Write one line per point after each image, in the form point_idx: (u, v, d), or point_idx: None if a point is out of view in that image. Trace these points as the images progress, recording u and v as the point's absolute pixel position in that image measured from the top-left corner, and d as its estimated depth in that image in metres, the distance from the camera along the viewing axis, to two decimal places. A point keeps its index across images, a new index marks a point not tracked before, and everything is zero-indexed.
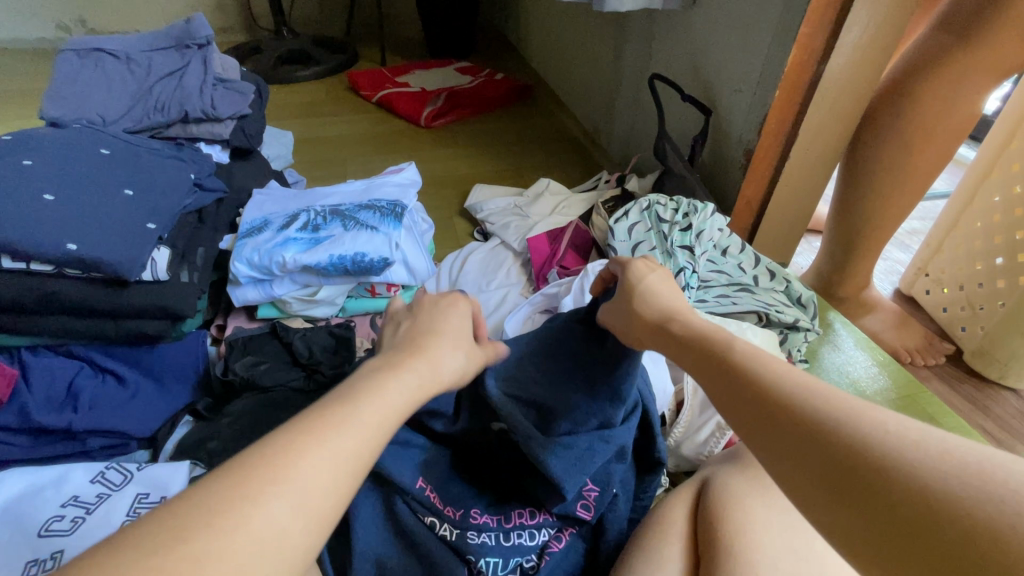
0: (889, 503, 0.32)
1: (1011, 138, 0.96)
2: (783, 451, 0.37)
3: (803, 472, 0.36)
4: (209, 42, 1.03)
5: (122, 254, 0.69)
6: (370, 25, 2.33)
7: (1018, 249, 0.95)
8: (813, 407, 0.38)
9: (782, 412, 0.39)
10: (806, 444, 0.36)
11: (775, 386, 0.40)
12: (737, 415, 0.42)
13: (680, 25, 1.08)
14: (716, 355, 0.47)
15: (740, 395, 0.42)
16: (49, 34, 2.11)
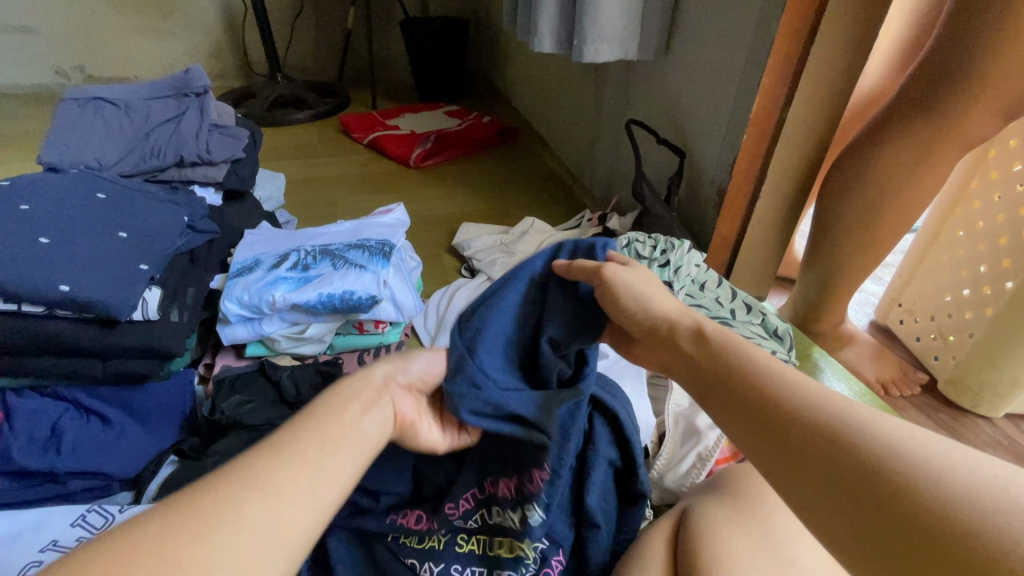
0: (914, 527, 0.36)
1: (970, 179, 1.02)
2: (791, 465, 0.42)
3: (833, 500, 0.39)
4: (206, 90, 1.07)
5: (115, 294, 0.71)
6: (362, 70, 2.43)
7: (982, 282, 1.01)
8: (838, 434, 0.41)
9: (810, 443, 0.41)
10: (836, 474, 0.40)
11: (798, 415, 0.43)
12: (744, 428, 0.46)
13: (654, 74, 1.15)
14: (731, 378, 0.49)
15: (762, 425, 0.45)
16: (48, 80, 2.18)
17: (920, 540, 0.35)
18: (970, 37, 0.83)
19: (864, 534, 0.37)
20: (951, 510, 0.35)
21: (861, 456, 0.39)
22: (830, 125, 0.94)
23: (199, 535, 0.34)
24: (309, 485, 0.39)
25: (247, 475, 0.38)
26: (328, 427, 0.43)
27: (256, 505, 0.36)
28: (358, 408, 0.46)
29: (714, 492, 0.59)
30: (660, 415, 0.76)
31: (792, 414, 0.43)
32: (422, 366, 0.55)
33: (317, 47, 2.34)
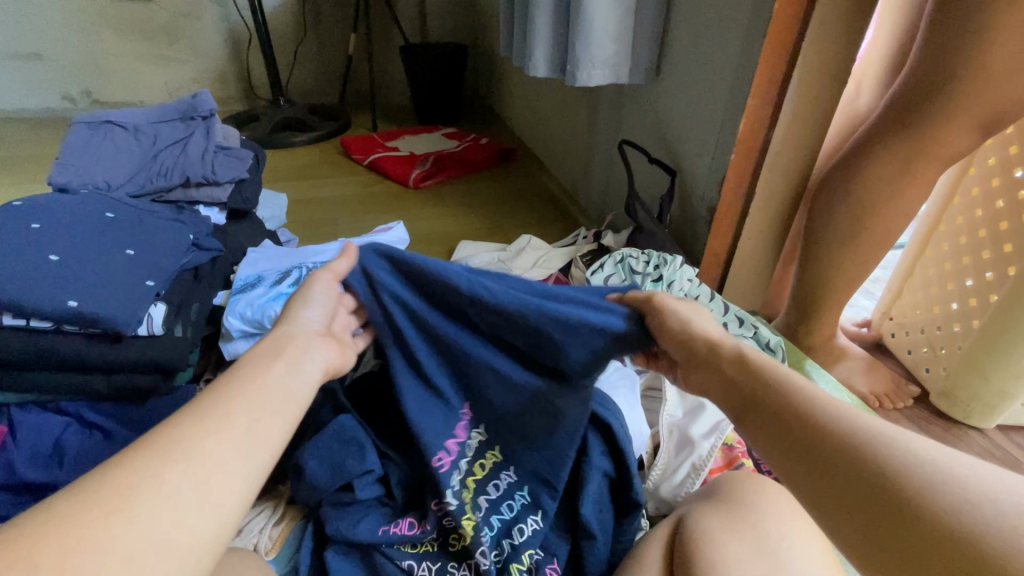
0: (946, 555, 0.38)
1: (951, 194, 1.06)
2: (824, 488, 0.43)
3: (866, 527, 0.41)
4: (212, 114, 1.11)
5: (121, 310, 0.73)
6: (363, 94, 2.49)
7: (969, 294, 1.02)
8: (875, 463, 0.42)
9: (845, 469, 0.43)
10: (871, 503, 0.41)
11: (834, 439, 0.44)
12: (777, 449, 0.47)
13: (645, 97, 1.19)
14: (766, 398, 0.49)
15: (796, 447, 0.46)
16: (55, 105, 2.23)
17: (946, 564, 0.38)
18: (944, 60, 0.87)
19: (891, 557, 0.40)
20: (980, 539, 0.37)
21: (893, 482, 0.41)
22: (815, 144, 0.98)
23: (116, 506, 0.37)
24: (228, 445, 0.42)
25: (166, 445, 0.41)
26: (236, 389, 0.46)
27: (175, 470, 0.39)
28: (262, 366, 0.49)
29: (709, 499, 0.60)
30: (655, 427, 0.78)
31: (828, 438, 0.44)
32: (317, 306, 0.58)
33: (319, 72, 2.41)
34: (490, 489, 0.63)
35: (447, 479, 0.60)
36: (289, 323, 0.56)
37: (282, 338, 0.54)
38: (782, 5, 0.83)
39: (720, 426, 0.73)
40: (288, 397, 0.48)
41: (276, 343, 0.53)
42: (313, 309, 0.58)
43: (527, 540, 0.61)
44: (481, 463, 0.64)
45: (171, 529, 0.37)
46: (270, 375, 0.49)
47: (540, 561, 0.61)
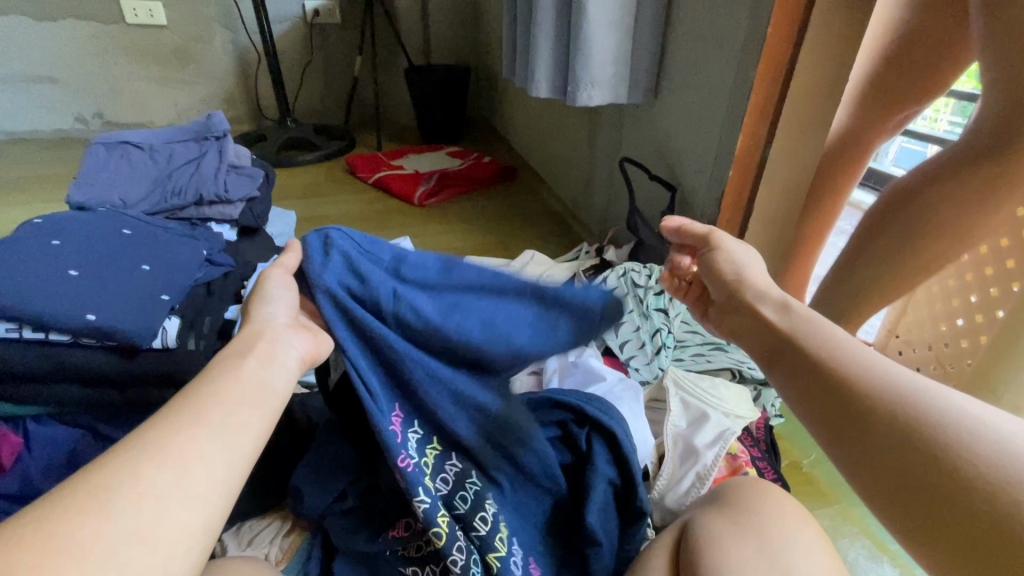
0: (977, 509, 0.39)
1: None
2: (851, 432, 0.46)
3: (898, 476, 0.43)
4: (225, 134, 1.14)
5: (137, 323, 0.74)
6: (368, 115, 2.55)
7: (974, 310, 0.98)
8: (910, 414, 0.44)
9: (879, 420, 0.45)
10: (904, 452, 0.43)
11: (869, 388, 0.46)
12: (807, 395, 0.49)
13: (644, 116, 1.22)
14: (801, 351, 0.51)
15: (831, 396, 0.48)
16: (67, 126, 2.29)
17: (956, 511, 0.40)
18: None
19: (906, 500, 0.42)
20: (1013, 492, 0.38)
21: (916, 431, 0.43)
22: None
23: (87, 507, 0.35)
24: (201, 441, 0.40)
25: (143, 442, 0.39)
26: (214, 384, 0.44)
27: (152, 468, 0.38)
28: (239, 360, 0.47)
29: (714, 505, 0.61)
30: (660, 436, 0.79)
31: (858, 386, 0.47)
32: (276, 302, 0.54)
33: (325, 93, 2.47)
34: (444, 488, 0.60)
35: (416, 481, 0.58)
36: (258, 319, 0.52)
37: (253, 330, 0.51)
38: (775, 28, 0.86)
39: (721, 435, 0.74)
40: (265, 394, 0.46)
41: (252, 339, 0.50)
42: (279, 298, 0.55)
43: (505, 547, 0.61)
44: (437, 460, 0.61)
45: (148, 526, 0.35)
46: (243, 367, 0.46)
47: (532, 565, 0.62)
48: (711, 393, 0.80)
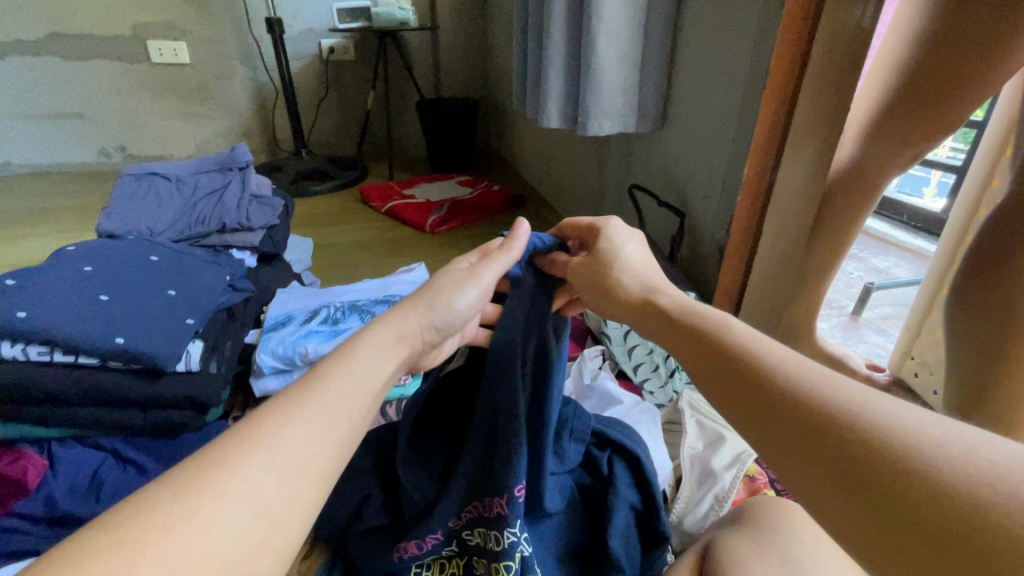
0: (909, 509, 0.31)
1: (965, 234, 1.01)
2: (789, 450, 0.37)
3: (813, 477, 0.35)
4: (248, 166, 1.19)
5: (163, 346, 0.77)
6: (380, 146, 2.62)
7: None
8: (822, 402, 0.36)
9: (788, 409, 0.37)
10: (815, 446, 0.35)
11: (777, 379, 0.39)
12: (740, 414, 0.40)
13: (652, 144, 1.26)
14: (709, 344, 0.45)
15: (739, 389, 0.41)
16: (92, 159, 2.38)
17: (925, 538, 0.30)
18: None
19: (871, 530, 0.32)
20: (953, 493, 0.30)
21: (860, 442, 0.34)
22: None
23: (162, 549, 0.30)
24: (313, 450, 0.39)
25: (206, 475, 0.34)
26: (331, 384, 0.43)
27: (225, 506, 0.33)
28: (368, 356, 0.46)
29: (736, 527, 0.61)
30: (676, 459, 0.78)
31: (787, 394, 0.38)
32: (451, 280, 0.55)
33: (340, 126, 2.55)
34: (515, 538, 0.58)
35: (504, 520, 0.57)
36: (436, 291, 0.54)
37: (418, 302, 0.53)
38: (778, 62, 0.90)
39: (739, 458, 0.74)
40: (364, 395, 0.43)
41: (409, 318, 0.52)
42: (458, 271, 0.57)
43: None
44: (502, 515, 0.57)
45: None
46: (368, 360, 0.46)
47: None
48: None
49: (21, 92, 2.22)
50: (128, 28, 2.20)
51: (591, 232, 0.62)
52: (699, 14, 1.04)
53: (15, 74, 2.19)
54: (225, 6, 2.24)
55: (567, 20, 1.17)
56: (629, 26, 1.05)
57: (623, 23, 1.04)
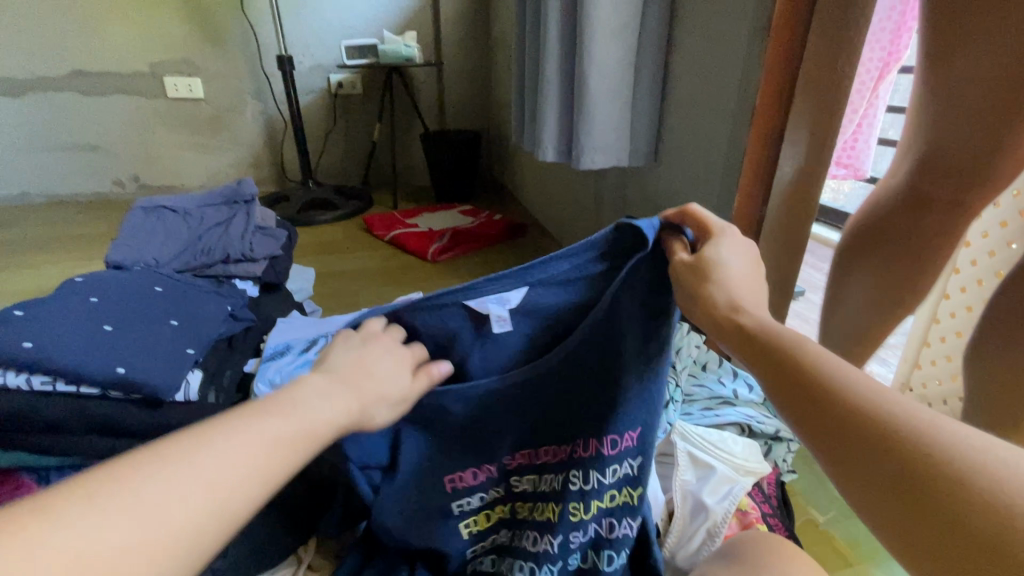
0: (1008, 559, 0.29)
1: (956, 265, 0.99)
2: (819, 425, 0.37)
3: (893, 508, 0.33)
4: (253, 198, 1.22)
5: (163, 376, 0.78)
6: (385, 176, 2.69)
7: None
8: (912, 433, 0.34)
9: (873, 435, 0.35)
10: (902, 479, 0.33)
11: (859, 400, 0.37)
12: (779, 390, 0.40)
13: (647, 177, 1.29)
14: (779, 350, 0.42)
15: (816, 405, 0.38)
16: (105, 189, 2.45)
17: (945, 525, 0.31)
18: None
19: (896, 512, 0.33)
20: None
21: (893, 432, 0.35)
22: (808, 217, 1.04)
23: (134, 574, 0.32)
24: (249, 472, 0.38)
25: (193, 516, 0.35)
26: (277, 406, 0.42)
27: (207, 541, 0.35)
28: (310, 394, 0.45)
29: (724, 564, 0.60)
30: (669, 492, 0.78)
31: (824, 377, 0.39)
32: (391, 365, 0.54)
33: (346, 157, 2.62)
34: (594, 498, 0.62)
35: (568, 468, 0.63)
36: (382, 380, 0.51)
37: (369, 380, 0.50)
38: (764, 100, 0.93)
39: (730, 490, 0.74)
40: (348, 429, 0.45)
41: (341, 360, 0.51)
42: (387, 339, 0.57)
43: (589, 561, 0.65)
44: (587, 462, 0.62)
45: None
46: (309, 401, 0.44)
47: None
48: (720, 446, 0.79)
49: (41, 126, 2.31)
50: (145, 65, 2.30)
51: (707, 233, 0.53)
52: (688, 54, 1.08)
53: (37, 109, 2.28)
54: (238, 45, 2.34)
55: (562, 59, 1.22)
56: (621, 64, 1.09)
57: (615, 62, 1.08)
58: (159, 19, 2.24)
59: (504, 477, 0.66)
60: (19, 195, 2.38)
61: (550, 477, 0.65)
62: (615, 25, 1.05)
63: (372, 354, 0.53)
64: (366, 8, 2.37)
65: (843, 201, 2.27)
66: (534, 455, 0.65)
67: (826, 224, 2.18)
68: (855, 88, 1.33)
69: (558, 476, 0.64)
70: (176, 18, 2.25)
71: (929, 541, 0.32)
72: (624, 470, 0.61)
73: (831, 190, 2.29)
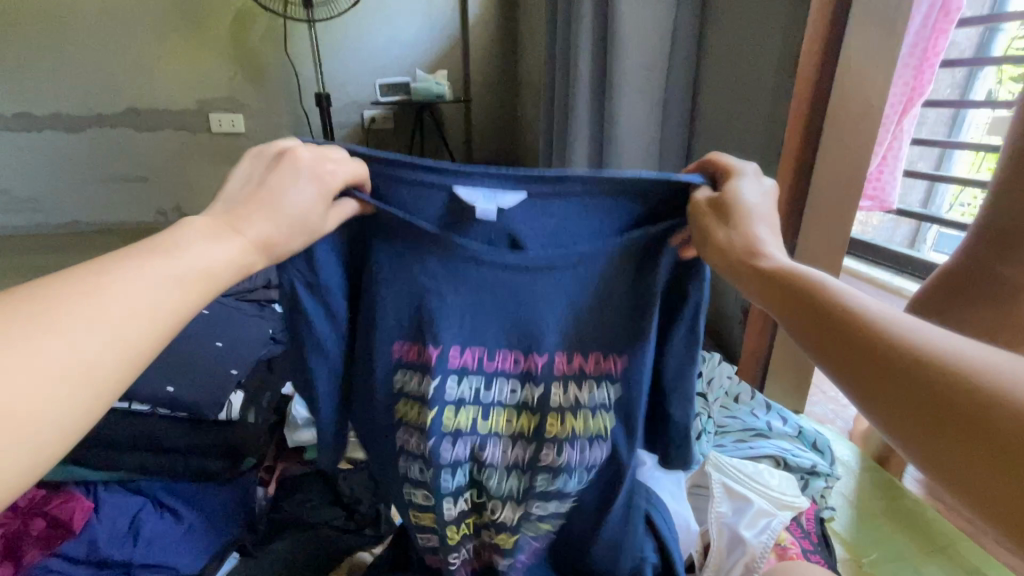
0: None
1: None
2: (828, 355, 0.37)
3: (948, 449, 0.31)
4: None
5: (207, 394, 0.82)
6: None
7: None
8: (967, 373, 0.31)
9: (920, 375, 0.32)
10: (957, 418, 0.31)
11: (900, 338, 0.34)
12: (814, 339, 0.38)
13: None
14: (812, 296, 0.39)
15: (857, 347, 0.35)
16: (151, 218, 2.59)
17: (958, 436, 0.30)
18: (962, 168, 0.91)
19: (910, 429, 0.32)
20: None
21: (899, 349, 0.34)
22: None
23: None
24: (109, 329, 0.35)
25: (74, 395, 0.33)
26: (150, 245, 0.39)
27: None
28: (189, 233, 0.41)
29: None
30: (704, 523, 0.77)
31: (841, 310, 0.37)
32: (306, 194, 0.45)
33: None
34: (544, 474, 0.56)
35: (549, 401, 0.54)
36: (292, 215, 0.44)
37: (265, 214, 0.43)
38: (793, 134, 0.93)
39: (768, 524, 0.72)
40: None
41: (242, 187, 0.45)
42: (320, 155, 0.47)
43: (517, 538, 0.60)
44: (556, 411, 0.54)
45: None
46: (191, 242, 0.40)
47: (551, 553, 0.62)
48: (759, 480, 0.77)
49: (95, 158, 2.46)
50: (194, 103, 2.45)
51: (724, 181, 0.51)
52: (713, 88, 1.11)
53: (92, 143, 2.44)
54: (279, 83, 2.48)
55: (590, 94, 1.26)
56: (648, 99, 1.12)
57: (642, 97, 1.11)
58: (209, 61, 2.40)
59: (445, 436, 0.54)
60: (70, 223, 2.51)
61: (500, 444, 0.56)
62: (643, 62, 1.09)
63: (286, 176, 0.45)
64: (400, 49, 2.50)
65: (872, 233, 2.25)
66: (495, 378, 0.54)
67: (855, 257, 2.16)
68: (882, 122, 1.35)
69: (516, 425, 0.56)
70: (224, 59, 2.41)
71: (983, 481, 0.29)
72: (589, 454, 0.56)
73: (858, 223, 2.28)
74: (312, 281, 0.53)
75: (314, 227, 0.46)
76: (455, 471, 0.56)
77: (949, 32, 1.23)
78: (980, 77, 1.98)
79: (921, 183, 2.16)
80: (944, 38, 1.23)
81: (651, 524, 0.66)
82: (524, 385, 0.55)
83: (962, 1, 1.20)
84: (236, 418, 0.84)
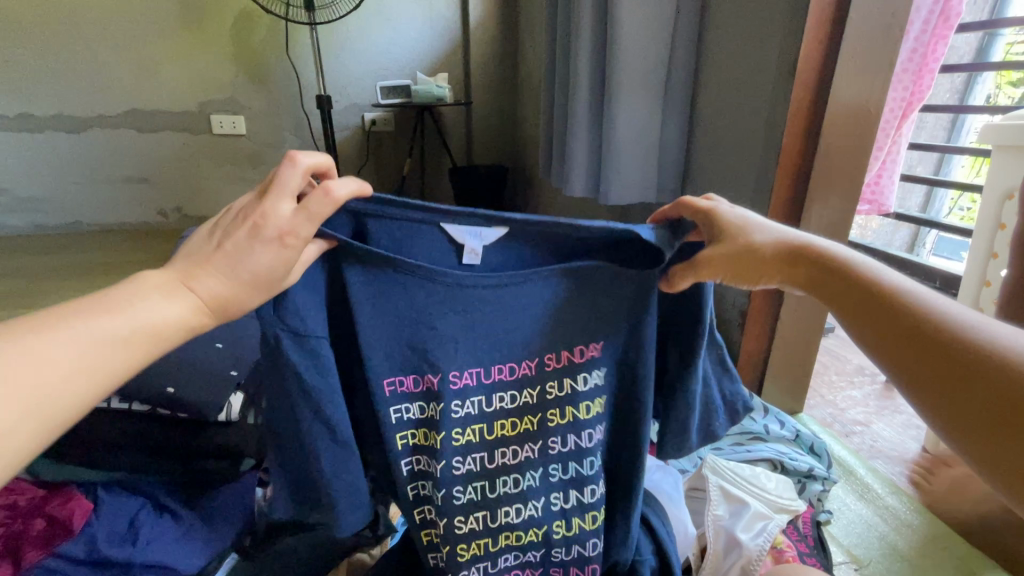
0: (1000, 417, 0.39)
1: (979, 306, 0.95)
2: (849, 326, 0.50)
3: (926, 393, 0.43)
4: None
5: (208, 395, 0.83)
6: None
7: None
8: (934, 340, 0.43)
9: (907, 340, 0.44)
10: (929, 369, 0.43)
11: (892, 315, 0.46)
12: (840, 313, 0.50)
13: None
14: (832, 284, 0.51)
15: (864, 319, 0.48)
16: (151, 219, 2.59)
17: (1019, 417, 0.38)
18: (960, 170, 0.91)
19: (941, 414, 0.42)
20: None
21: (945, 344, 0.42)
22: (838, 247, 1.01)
23: None
24: (67, 372, 0.38)
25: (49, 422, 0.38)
26: (99, 302, 0.41)
27: None
28: (141, 291, 0.42)
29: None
30: (701, 527, 0.77)
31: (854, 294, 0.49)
32: (266, 259, 0.44)
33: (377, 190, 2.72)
34: (555, 470, 0.59)
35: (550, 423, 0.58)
36: (246, 278, 0.44)
37: (224, 277, 0.44)
38: (790, 137, 0.93)
39: (765, 527, 0.72)
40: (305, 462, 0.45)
41: (201, 244, 0.45)
42: (280, 208, 0.45)
43: (533, 545, 0.60)
44: (556, 406, 0.58)
45: None
46: (139, 298, 0.42)
47: (568, 561, 0.61)
48: (753, 483, 0.79)
49: (96, 159, 2.47)
50: (195, 104, 2.46)
51: (707, 220, 0.56)
52: (711, 92, 1.11)
53: (94, 143, 2.45)
54: (280, 85, 2.49)
55: (589, 99, 1.27)
56: (646, 103, 1.13)
57: (639, 101, 1.12)
58: (210, 62, 2.41)
59: (450, 453, 0.56)
60: (70, 224, 2.52)
61: (504, 448, 0.58)
62: (641, 67, 1.10)
63: (246, 240, 0.44)
64: (401, 52, 2.51)
65: (872, 237, 2.26)
66: (494, 394, 0.57)
67: (854, 261, 2.16)
68: (881, 126, 1.35)
69: (519, 448, 0.58)
70: (225, 60, 2.42)
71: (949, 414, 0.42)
72: (593, 441, 0.59)
73: (857, 227, 2.29)
74: (297, 332, 0.51)
75: (276, 284, 0.46)
76: (464, 486, 0.58)
77: (949, 38, 1.23)
78: (979, 82, 1.99)
79: (921, 187, 2.17)
80: (944, 44, 1.24)
81: (649, 526, 0.67)
82: (524, 389, 0.57)
83: (961, 7, 1.20)
84: (235, 419, 0.84)
